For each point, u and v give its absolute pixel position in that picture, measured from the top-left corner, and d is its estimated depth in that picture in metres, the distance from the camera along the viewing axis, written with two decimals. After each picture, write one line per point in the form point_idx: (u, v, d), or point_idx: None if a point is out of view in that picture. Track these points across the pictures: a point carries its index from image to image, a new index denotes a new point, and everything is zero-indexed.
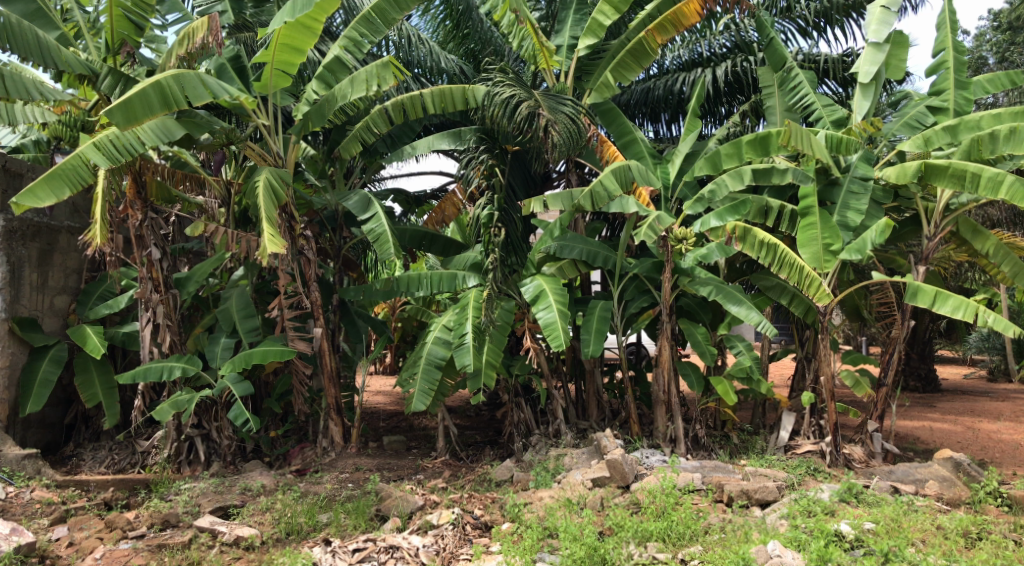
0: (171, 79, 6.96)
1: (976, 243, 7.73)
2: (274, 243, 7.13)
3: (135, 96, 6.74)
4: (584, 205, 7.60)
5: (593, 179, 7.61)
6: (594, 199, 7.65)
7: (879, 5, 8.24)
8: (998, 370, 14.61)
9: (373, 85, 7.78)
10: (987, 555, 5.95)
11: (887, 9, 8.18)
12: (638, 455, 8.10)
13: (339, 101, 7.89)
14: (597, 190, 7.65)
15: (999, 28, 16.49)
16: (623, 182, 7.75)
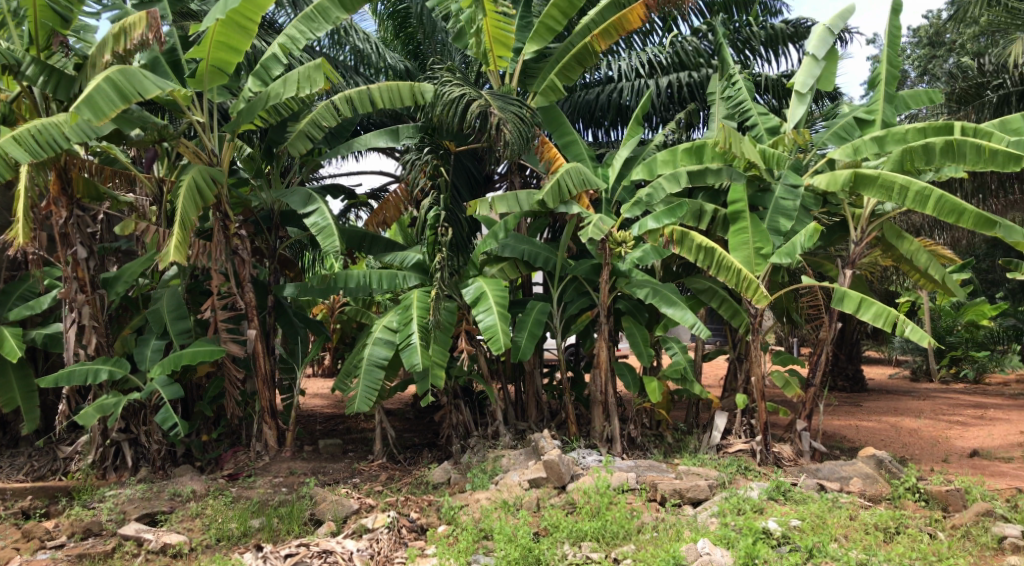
0: (121, 74, 6.78)
1: (900, 246, 8.04)
2: (177, 251, 6.96)
3: (93, 92, 6.53)
4: (549, 199, 7.63)
5: (553, 175, 7.68)
6: (560, 191, 7.72)
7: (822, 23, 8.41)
8: (921, 370, 15.25)
9: (304, 87, 7.61)
10: (904, 549, 6.18)
11: (829, 28, 8.35)
12: (575, 456, 8.16)
13: (272, 101, 7.66)
14: (559, 185, 7.71)
15: (921, 43, 17.37)
16: (580, 182, 7.83)
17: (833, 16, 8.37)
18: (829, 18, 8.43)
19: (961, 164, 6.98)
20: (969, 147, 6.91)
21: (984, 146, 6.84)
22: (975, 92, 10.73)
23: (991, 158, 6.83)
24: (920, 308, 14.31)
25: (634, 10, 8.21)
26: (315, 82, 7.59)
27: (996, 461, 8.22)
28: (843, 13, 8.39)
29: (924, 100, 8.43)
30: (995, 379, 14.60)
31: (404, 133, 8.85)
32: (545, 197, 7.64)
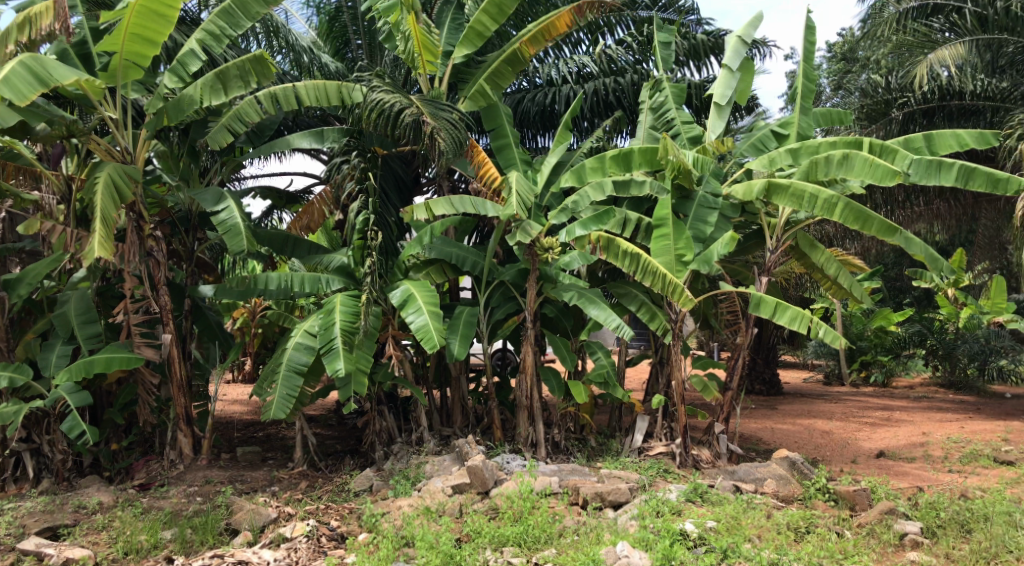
0: (35, 59, 6.47)
1: (813, 256, 8.30)
2: (103, 247, 6.65)
3: (8, 74, 6.20)
4: (521, 211, 7.58)
5: (515, 186, 7.63)
6: (524, 202, 7.73)
7: (735, 34, 8.63)
8: (833, 374, 15.90)
9: (251, 81, 7.62)
10: (812, 547, 6.40)
11: (743, 39, 8.58)
12: (499, 460, 8.16)
13: (210, 98, 7.48)
14: (521, 196, 7.76)
15: (836, 59, 18.26)
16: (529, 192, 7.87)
17: (745, 27, 8.62)
18: (741, 28, 8.67)
19: (851, 174, 7.27)
20: (858, 158, 7.24)
21: (869, 159, 7.15)
22: (882, 108, 11.19)
23: (873, 170, 7.12)
24: (833, 313, 14.90)
25: (561, 17, 8.21)
26: (267, 73, 7.66)
27: (900, 461, 8.61)
28: (754, 22, 8.65)
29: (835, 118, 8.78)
30: (901, 382, 15.37)
31: (330, 136, 8.57)
32: (518, 211, 7.56)
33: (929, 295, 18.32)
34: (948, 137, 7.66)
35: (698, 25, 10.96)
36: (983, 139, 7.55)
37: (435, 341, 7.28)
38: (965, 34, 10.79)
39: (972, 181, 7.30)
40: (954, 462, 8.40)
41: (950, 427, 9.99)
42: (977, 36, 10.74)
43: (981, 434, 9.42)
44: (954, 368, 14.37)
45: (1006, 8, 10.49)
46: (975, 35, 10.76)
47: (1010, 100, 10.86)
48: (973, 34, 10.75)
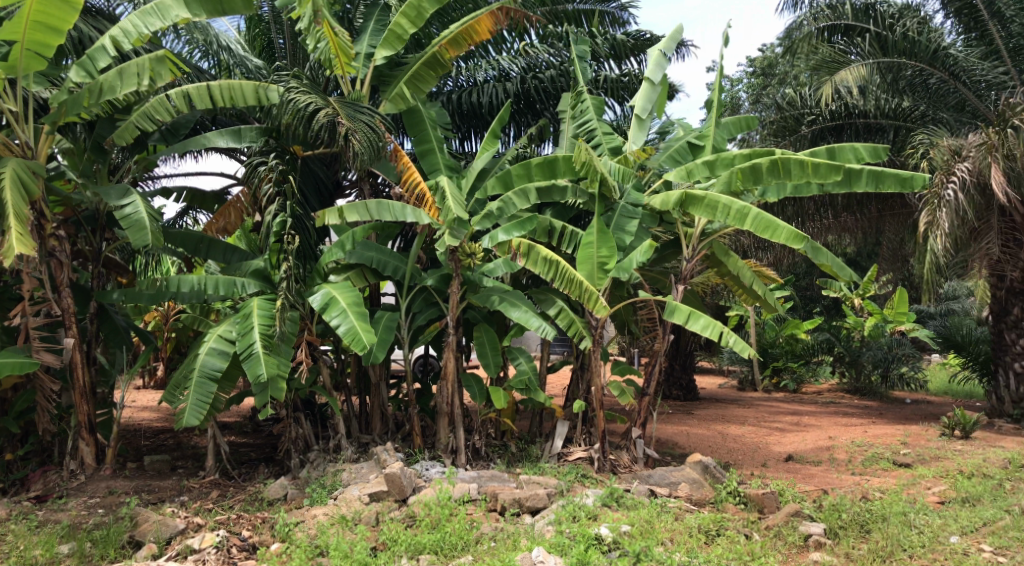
0: None
1: (728, 263, 8.51)
2: (24, 243, 6.30)
3: None
4: (462, 213, 7.58)
5: (452, 191, 7.62)
6: (459, 205, 7.69)
7: (656, 48, 8.89)
8: (747, 380, 16.41)
9: (145, 78, 7.30)
10: (722, 550, 6.56)
11: (663, 54, 8.86)
12: (417, 468, 8.10)
13: (106, 93, 7.19)
14: (455, 201, 7.72)
15: (755, 74, 18.95)
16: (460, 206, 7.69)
17: (665, 43, 8.89)
18: (663, 42, 8.91)
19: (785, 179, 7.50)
20: (791, 163, 7.44)
21: (805, 163, 7.37)
22: (792, 125, 11.70)
23: (814, 171, 7.37)
24: (747, 321, 15.38)
25: (482, 21, 8.24)
26: (163, 73, 7.39)
27: (807, 464, 8.95)
28: (675, 37, 8.92)
29: (744, 126, 9.07)
30: (810, 388, 15.99)
31: (248, 134, 8.22)
32: (460, 214, 7.55)
33: (838, 304, 19.17)
34: (847, 151, 8.06)
35: (622, 12, 10.59)
36: (875, 152, 8.01)
37: (366, 342, 7.15)
38: (868, 55, 11.13)
39: (881, 184, 7.53)
40: (856, 465, 8.78)
41: (854, 431, 10.45)
42: (879, 58, 11.07)
43: (881, 438, 9.89)
44: (859, 374, 14.99)
45: (904, 34, 10.86)
46: (877, 57, 11.10)
47: (913, 119, 11.46)
48: (875, 57, 11.09)
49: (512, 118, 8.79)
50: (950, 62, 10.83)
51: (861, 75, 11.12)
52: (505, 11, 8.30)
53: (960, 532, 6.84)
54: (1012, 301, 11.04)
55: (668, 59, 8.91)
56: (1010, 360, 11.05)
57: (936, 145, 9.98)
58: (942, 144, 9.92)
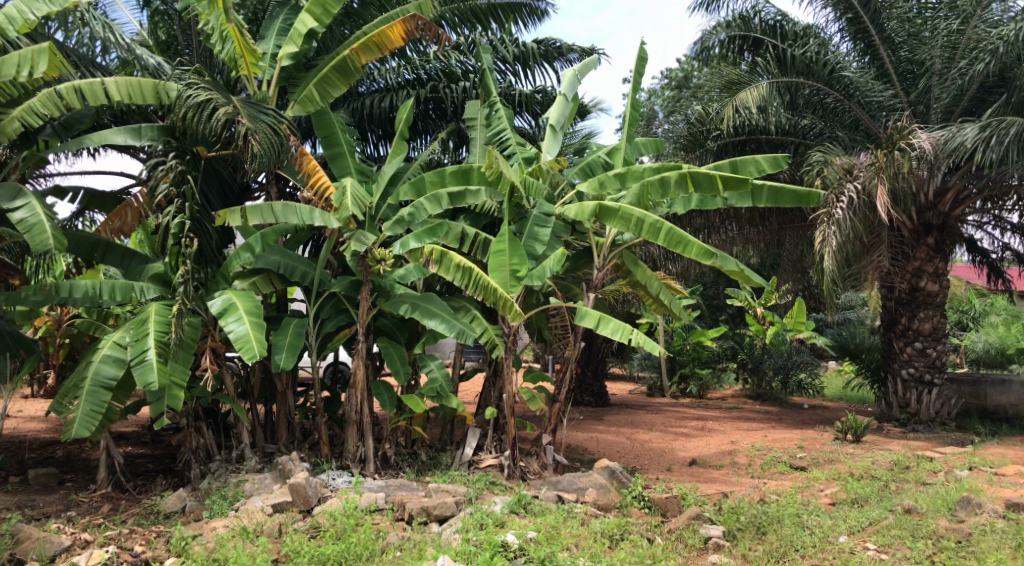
0: None
1: (637, 273, 8.70)
2: None
3: None
4: (358, 213, 7.62)
5: (350, 189, 7.64)
6: (358, 204, 7.73)
7: (570, 69, 8.98)
8: (656, 386, 16.82)
9: (25, 69, 6.78)
10: (625, 554, 6.66)
11: (577, 75, 8.95)
12: (324, 477, 7.96)
13: None
14: (356, 201, 7.74)
15: (671, 86, 19.48)
16: (361, 203, 7.79)
17: (580, 64, 9.01)
18: (579, 65, 9.07)
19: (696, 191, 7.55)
20: (701, 178, 7.48)
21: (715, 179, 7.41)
22: (699, 139, 11.99)
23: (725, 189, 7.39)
24: (656, 329, 15.77)
25: (394, 26, 8.13)
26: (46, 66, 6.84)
27: (709, 468, 9.21)
28: (588, 67, 9.15)
29: (654, 150, 9.29)
30: (716, 394, 16.51)
31: (149, 133, 7.78)
32: (354, 212, 7.59)
33: (743, 314, 19.89)
34: (748, 164, 8.32)
35: (539, 3, 9.94)
36: (775, 161, 8.22)
37: (255, 349, 6.99)
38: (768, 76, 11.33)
39: (780, 201, 7.83)
40: (756, 468, 9.10)
41: (755, 435, 10.83)
42: (778, 78, 11.37)
43: (779, 442, 10.28)
44: (761, 380, 15.59)
45: (805, 54, 11.34)
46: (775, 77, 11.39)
47: (809, 136, 12.02)
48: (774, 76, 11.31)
49: (415, 119, 8.77)
50: (844, 83, 11.31)
51: (761, 95, 11.16)
52: (418, 19, 8.23)
53: (848, 532, 7.17)
54: (901, 311, 11.68)
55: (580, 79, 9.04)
56: (899, 367, 11.67)
57: (829, 164, 10.39)
58: (835, 163, 10.32)
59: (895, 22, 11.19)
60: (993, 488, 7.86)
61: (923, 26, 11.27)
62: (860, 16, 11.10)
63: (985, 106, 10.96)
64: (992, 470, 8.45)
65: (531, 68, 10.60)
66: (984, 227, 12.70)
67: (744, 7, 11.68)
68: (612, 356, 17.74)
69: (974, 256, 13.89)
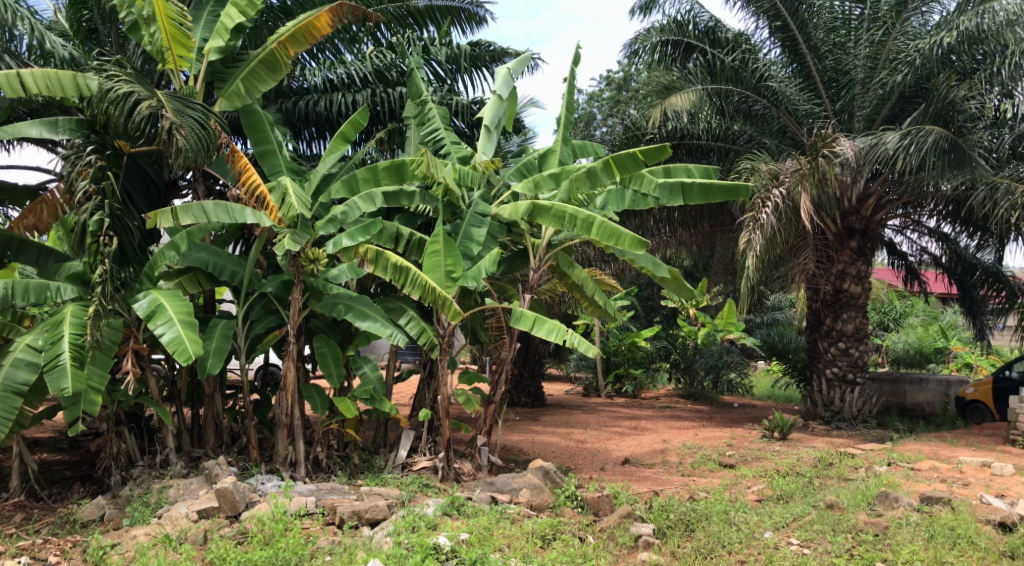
0: None
1: (573, 275, 8.78)
2: None
3: None
4: (304, 212, 7.51)
5: (293, 190, 7.51)
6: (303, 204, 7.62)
7: (505, 67, 9.06)
8: (591, 387, 17.01)
9: None
10: (557, 553, 6.68)
11: (512, 72, 9.02)
12: (253, 482, 7.76)
13: None
14: (299, 201, 7.62)
15: (610, 89, 19.72)
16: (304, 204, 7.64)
17: (514, 62, 9.09)
18: (513, 63, 9.12)
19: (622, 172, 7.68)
20: (623, 159, 7.65)
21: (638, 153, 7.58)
22: (632, 141, 12.07)
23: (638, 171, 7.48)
24: (592, 330, 15.95)
25: (320, 16, 7.96)
26: None
27: (642, 467, 9.36)
28: (524, 62, 9.19)
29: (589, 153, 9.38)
30: (649, 394, 16.78)
31: (66, 126, 7.63)
32: (302, 212, 7.49)
33: (677, 315, 20.29)
34: (678, 169, 8.62)
35: (477, 8, 10.30)
36: (705, 171, 8.64)
37: (190, 352, 6.78)
38: (698, 80, 11.70)
39: (711, 197, 8.06)
40: (685, 467, 9.27)
41: (686, 434, 11.05)
42: (708, 83, 11.68)
43: (709, 440, 10.51)
44: (693, 380, 15.95)
45: (734, 61, 11.66)
46: (703, 82, 11.69)
47: (738, 142, 12.29)
48: (705, 81, 11.70)
49: (365, 123, 8.49)
50: (772, 91, 11.70)
51: (691, 99, 11.61)
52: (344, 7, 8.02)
53: (772, 528, 7.36)
54: (825, 312, 12.07)
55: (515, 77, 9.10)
56: (823, 367, 12.05)
57: (757, 169, 10.69)
58: (762, 169, 10.64)
59: (821, 32, 11.57)
60: (909, 482, 8.17)
61: (846, 36, 11.57)
62: (787, 24, 11.41)
63: (904, 115, 11.37)
64: (909, 466, 8.79)
65: (466, 73, 10.53)
66: (903, 231, 13.23)
67: (680, 11, 11.87)
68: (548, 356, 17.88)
69: (894, 259, 14.47)
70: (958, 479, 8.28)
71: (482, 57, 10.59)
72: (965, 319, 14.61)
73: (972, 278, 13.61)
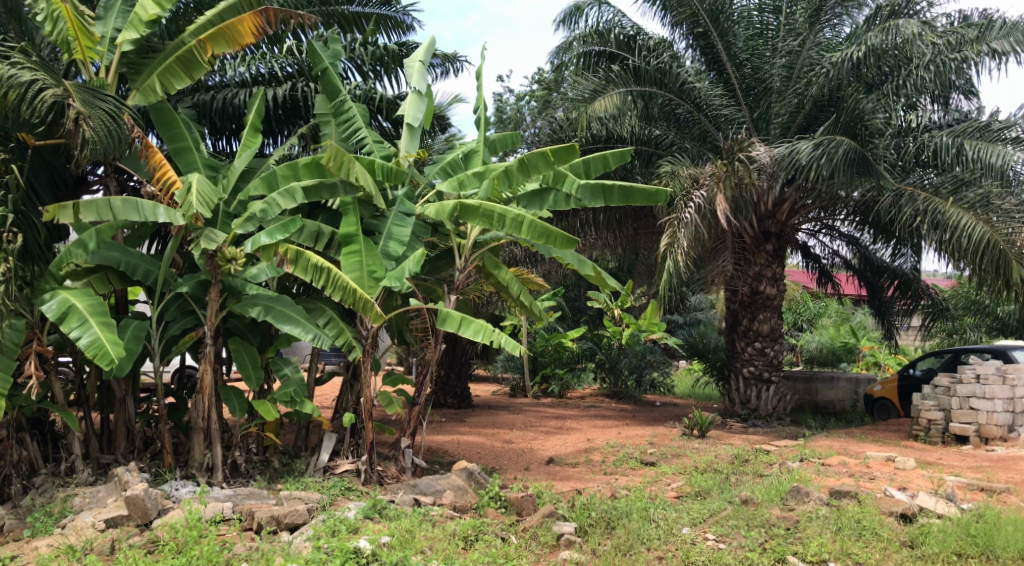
0: None
1: (498, 275, 8.79)
2: None
3: None
4: (205, 212, 7.12)
5: (197, 185, 7.17)
6: (206, 201, 7.24)
7: (414, 58, 9.11)
8: (518, 387, 17.15)
9: None
10: (479, 554, 6.68)
11: (424, 63, 9.10)
12: (166, 488, 7.52)
13: None
14: (203, 197, 7.25)
15: (539, 91, 19.90)
16: (208, 204, 7.26)
17: (422, 51, 9.11)
18: (420, 52, 9.13)
19: (531, 170, 7.81)
20: (535, 158, 7.75)
21: (546, 152, 7.74)
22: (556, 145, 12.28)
23: None
24: (518, 331, 16.08)
25: (245, 21, 7.88)
26: None
27: (566, 466, 9.46)
28: (430, 49, 9.21)
29: (509, 143, 9.27)
30: (575, 394, 17.01)
31: None
32: (201, 210, 7.09)
33: (603, 316, 20.63)
34: (596, 162, 8.56)
35: (404, 16, 10.25)
36: (621, 157, 8.57)
37: (111, 355, 6.52)
38: (620, 83, 11.75)
39: (630, 199, 8.26)
40: (607, 465, 9.42)
41: (609, 433, 11.25)
42: (632, 86, 11.79)
43: (632, 439, 10.73)
44: (617, 380, 16.27)
45: (657, 65, 11.82)
46: (628, 85, 11.78)
47: (661, 146, 12.60)
48: (628, 85, 11.77)
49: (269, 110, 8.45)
50: (694, 95, 12.03)
51: (612, 105, 11.64)
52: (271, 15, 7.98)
53: (690, 524, 7.53)
54: (743, 313, 12.45)
55: (427, 67, 9.16)
56: (741, 366, 12.42)
57: (678, 173, 10.97)
58: (682, 173, 10.87)
59: (742, 41, 11.94)
60: (820, 477, 8.50)
61: (764, 45, 11.99)
62: (708, 31, 11.73)
63: (817, 124, 11.77)
64: (820, 461, 9.14)
65: (392, 72, 10.49)
66: (816, 235, 13.75)
67: (601, 21, 12.13)
68: (476, 357, 17.93)
69: (808, 262, 15.02)
70: (866, 474, 8.65)
71: (408, 56, 10.51)
72: (874, 319, 15.28)
73: (880, 280, 14.25)
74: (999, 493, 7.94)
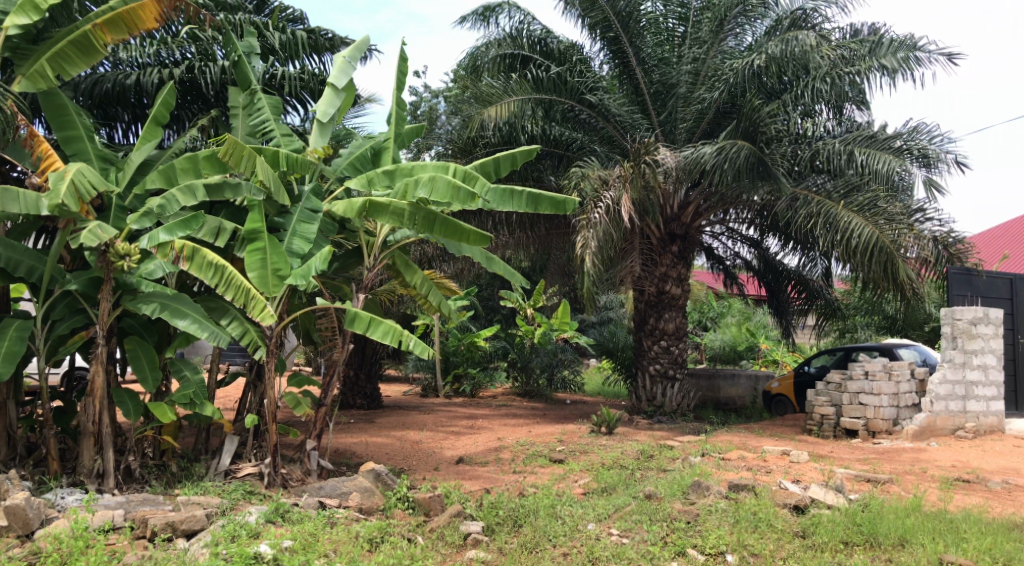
0: None
1: (408, 277, 8.68)
2: None
3: None
4: (71, 203, 6.49)
5: (69, 174, 6.57)
6: (78, 192, 6.63)
7: (340, 56, 8.96)
8: (430, 387, 17.09)
9: None
10: (384, 555, 6.59)
11: (347, 60, 8.95)
12: (50, 497, 7.13)
13: None
14: (77, 186, 6.65)
15: (454, 89, 19.88)
16: (78, 196, 6.62)
17: (348, 51, 9.03)
18: (348, 51, 9.05)
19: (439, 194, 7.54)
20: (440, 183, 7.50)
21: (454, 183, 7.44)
22: (468, 146, 12.41)
23: (457, 193, 7.48)
24: (431, 331, 16.04)
25: (146, 5, 7.59)
26: None
27: (474, 465, 9.48)
28: (359, 48, 9.10)
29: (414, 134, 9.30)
30: (487, 393, 17.10)
31: None
32: (67, 201, 6.47)
33: (516, 315, 20.81)
34: (505, 160, 8.59)
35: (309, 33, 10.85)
36: (529, 154, 8.63)
37: None
38: (520, 91, 11.74)
39: (538, 207, 8.36)
40: (515, 463, 9.49)
41: (519, 431, 11.34)
42: (530, 94, 11.78)
43: (540, 437, 10.86)
44: (529, 379, 16.46)
45: (558, 74, 12.00)
46: (527, 93, 11.77)
47: (571, 148, 12.78)
48: (525, 93, 11.76)
49: (175, 102, 8.04)
50: (591, 104, 12.12)
51: (511, 112, 11.74)
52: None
53: (595, 519, 7.64)
54: (649, 312, 12.77)
55: (352, 66, 9.02)
56: (647, 364, 12.73)
57: (588, 175, 11.14)
58: (592, 175, 11.08)
59: (650, 47, 12.26)
60: (719, 471, 8.80)
61: (671, 52, 12.39)
62: (619, 36, 11.95)
63: (719, 130, 12.21)
64: (719, 456, 9.47)
65: (299, 60, 10.26)
66: (720, 237, 14.25)
67: (513, 24, 12.27)
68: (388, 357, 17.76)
69: (713, 263, 15.55)
70: (762, 467, 9.00)
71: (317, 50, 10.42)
72: (774, 318, 15.94)
73: (779, 280, 14.88)
74: (883, 483, 8.42)
